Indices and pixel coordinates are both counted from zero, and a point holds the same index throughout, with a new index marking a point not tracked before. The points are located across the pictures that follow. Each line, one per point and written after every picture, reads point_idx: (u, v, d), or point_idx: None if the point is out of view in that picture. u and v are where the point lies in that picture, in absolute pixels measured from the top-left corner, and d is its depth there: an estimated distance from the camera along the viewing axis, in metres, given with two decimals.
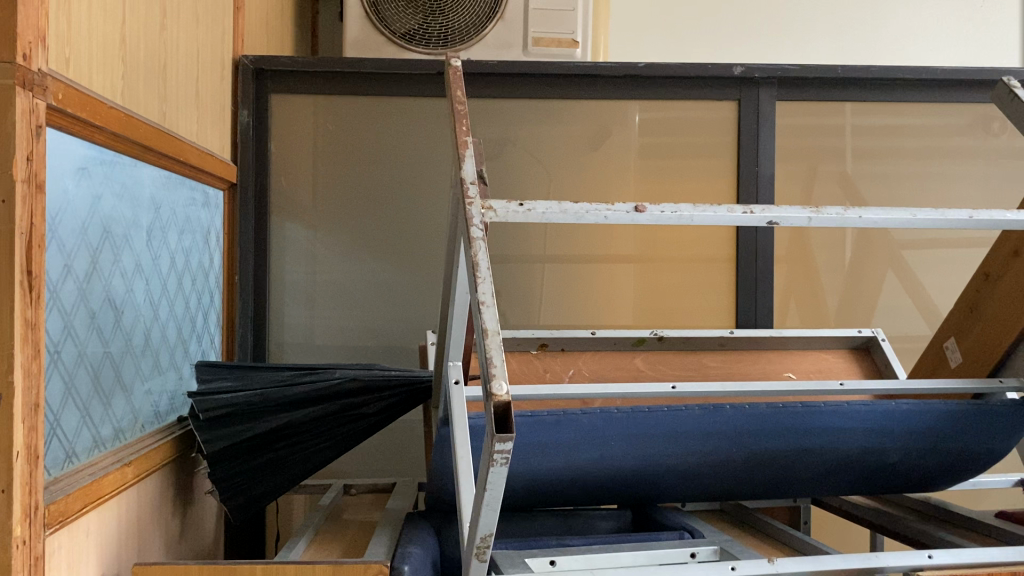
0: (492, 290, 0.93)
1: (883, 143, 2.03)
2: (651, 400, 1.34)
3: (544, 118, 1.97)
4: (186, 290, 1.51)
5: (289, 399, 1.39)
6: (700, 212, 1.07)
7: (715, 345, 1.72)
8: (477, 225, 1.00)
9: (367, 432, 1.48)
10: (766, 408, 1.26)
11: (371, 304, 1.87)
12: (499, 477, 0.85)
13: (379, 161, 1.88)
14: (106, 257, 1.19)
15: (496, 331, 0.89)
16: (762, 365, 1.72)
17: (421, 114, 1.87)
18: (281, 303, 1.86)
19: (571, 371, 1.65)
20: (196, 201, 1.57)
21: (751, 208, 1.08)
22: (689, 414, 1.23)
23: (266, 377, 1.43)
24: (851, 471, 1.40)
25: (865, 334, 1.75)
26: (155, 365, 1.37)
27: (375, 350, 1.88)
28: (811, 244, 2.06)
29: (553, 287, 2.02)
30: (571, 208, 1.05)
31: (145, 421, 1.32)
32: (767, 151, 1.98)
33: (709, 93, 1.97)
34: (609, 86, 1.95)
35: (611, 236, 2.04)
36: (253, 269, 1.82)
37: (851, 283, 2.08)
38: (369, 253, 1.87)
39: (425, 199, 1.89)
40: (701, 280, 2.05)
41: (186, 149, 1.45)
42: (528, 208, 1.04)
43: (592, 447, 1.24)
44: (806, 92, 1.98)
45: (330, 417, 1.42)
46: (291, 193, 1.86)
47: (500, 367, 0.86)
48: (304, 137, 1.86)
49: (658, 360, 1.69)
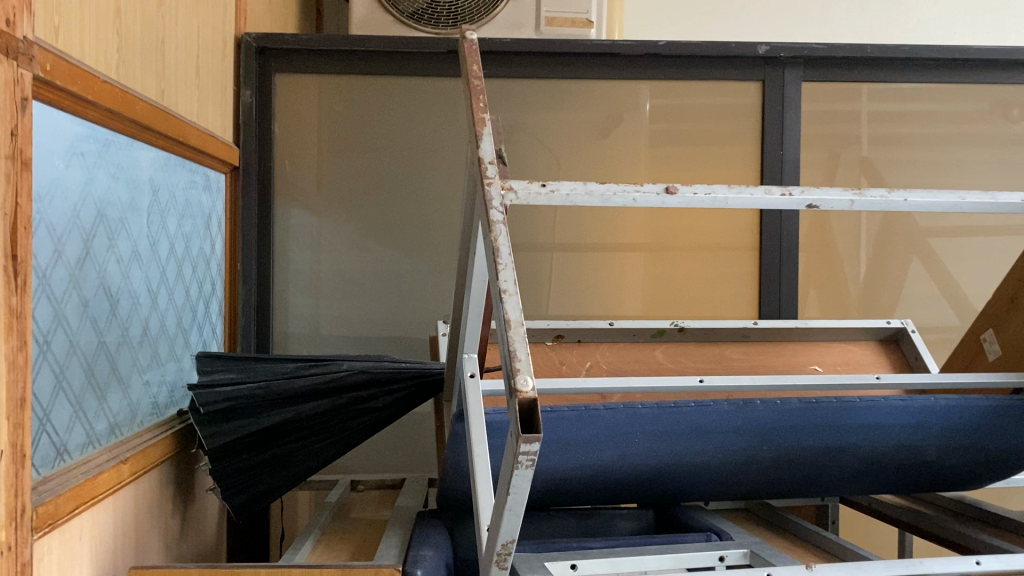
0: (515, 277, 0.86)
1: (911, 127, 1.95)
2: (677, 396, 1.27)
3: (558, 100, 1.89)
4: (186, 278, 1.44)
5: (293, 391, 1.32)
6: (735, 194, 0.99)
7: (738, 336, 1.65)
8: (497, 208, 0.93)
9: (376, 426, 1.41)
10: (799, 404, 1.19)
11: (378, 293, 1.81)
12: (524, 480, 0.78)
13: (387, 145, 1.81)
14: (100, 241, 1.11)
15: (520, 322, 0.82)
16: (787, 358, 1.65)
17: (430, 95, 1.80)
18: (286, 292, 1.79)
19: (588, 364, 1.57)
20: (196, 183, 1.49)
21: (790, 190, 1.01)
22: (718, 409, 1.17)
23: (270, 368, 1.36)
24: (886, 470, 1.33)
25: (894, 325, 1.68)
26: (153, 357, 1.30)
27: (383, 340, 1.81)
28: (834, 232, 1.99)
29: (568, 276, 1.95)
30: (597, 190, 0.97)
31: (141, 415, 1.25)
32: (791, 135, 1.90)
33: (731, 73, 1.89)
34: (627, 66, 1.87)
35: (628, 223, 1.96)
36: (256, 258, 1.74)
37: (876, 272, 2.01)
38: (376, 240, 1.80)
39: (435, 184, 1.81)
40: (720, 269, 1.98)
41: (186, 128, 1.37)
42: (550, 189, 0.97)
43: (615, 446, 1.18)
44: (832, 72, 1.90)
45: (335, 410, 1.35)
46: (296, 177, 1.79)
47: (525, 361, 0.78)
48: (310, 118, 1.79)
49: (679, 353, 1.61)
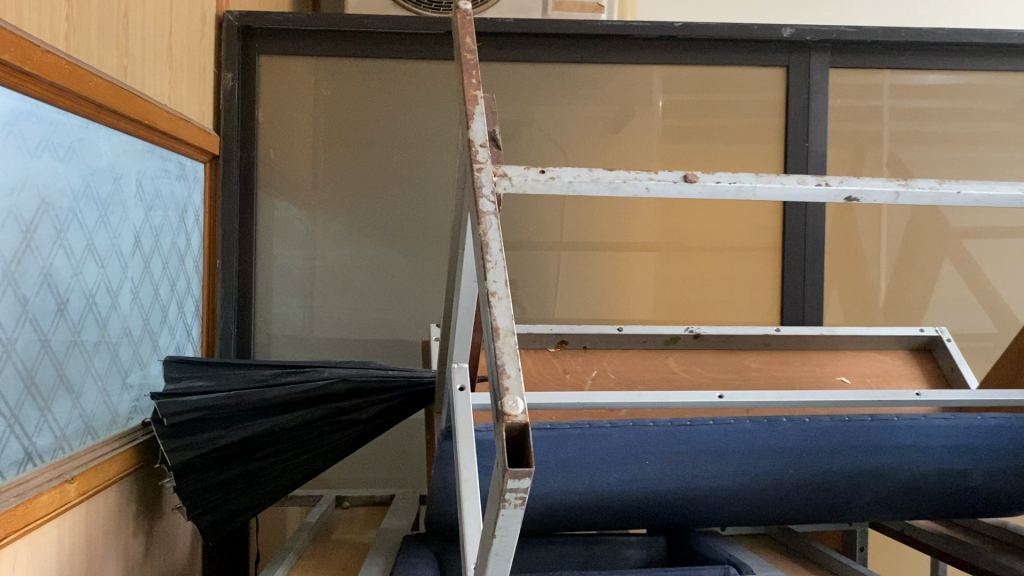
0: (506, 278, 0.73)
1: (945, 118, 1.82)
2: (692, 412, 1.15)
3: (567, 87, 1.76)
4: (155, 275, 1.31)
5: (268, 402, 1.19)
6: (763, 184, 0.86)
7: (758, 344, 1.51)
8: (488, 197, 0.80)
9: (361, 441, 1.28)
10: (830, 422, 1.08)
11: (369, 293, 1.68)
12: (512, 521, 0.65)
13: (380, 132, 1.68)
14: (45, 232, 1.00)
15: (511, 331, 0.69)
16: (811, 368, 1.51)
17: (428, 80, 1.67)
18: (270, 291, 1.66)
19: (594, 373, 1.44)
20: (170, 172, 1.37)
21: (826, 180, 0.88)
22: (741, 428, 1.06)
23: (243, 375, 1.24)
24: (926, 498, 1.19)
25: (928, 333, 1.54)
26: (113, 361, 1.17)
27: (374, 344, 1.68)
28: (861, 232, 1.85)
29: (575, 277, 1.82)
30: (604, 177, 0.84)
31: (97, 426, 1.13)
32: (817, 126, 1.77)
33: (753, 59, 1.76)
34: (640, 51, 1.74)
35: (640, 221, 1.83)
36: (238, 254, 1.62)
37: (906, 275, 1.87)
38: (367, 236, 1.68)
39: (431, 176, 1.69)
40: (738, 270, 1.85)
41: (154, 110, 1.25)
42: (550, 176, 0.84)
43: (623, 469, 1.05)
44: (862, 58, 1.77)
45: (316, 422, 1.23)
46: (281, 168, 1.67)
47: (515, 379, 0.65)
48: (297, 102, 1.66)
49: (693, 361, 1.49)
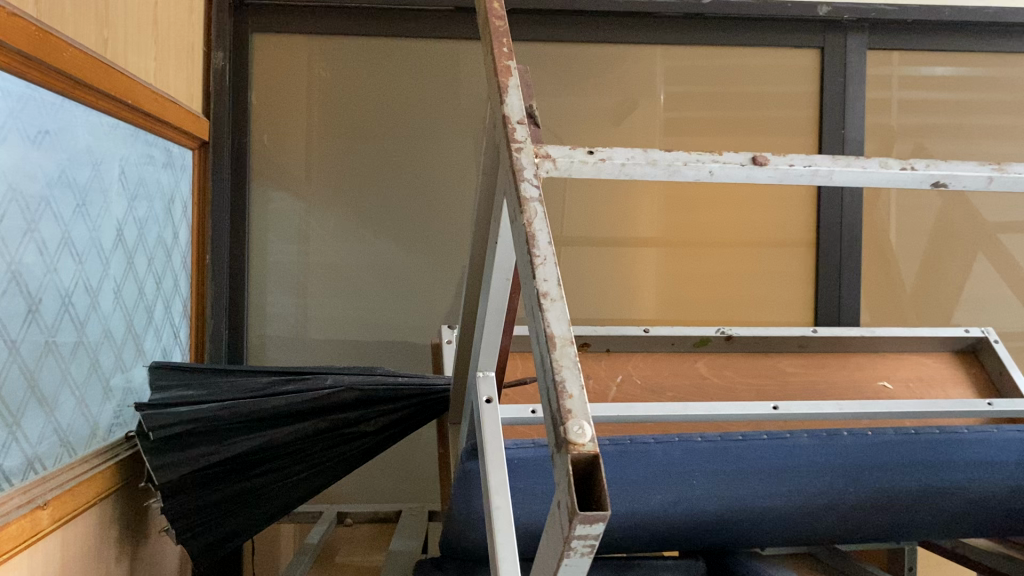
0: (557, 276, 0.61)
1: (984, 103, 1.73)
2: (739, 426, 1.04)
3: (585, 70, 1.65)
4: (139, 272, 1.19)
5: (267, 413, 1.07)
6: (842, 167, 0.75)
7: (794, 347, 1.41)
8: (531, 181, 0.68)
9: (368, 455, 1.15)
10: (895, 434, 1.01)
11: (373, 292, 1.56)
12: (575, 572, 0.53)
13: (381, 118, 1.56)
14: (13, 224, 0.88)
15: (570, 341, 0.57)
16: (850, 373, 1.40)
17: (433, 61, 1.56)
18: (263, 290, 1.54)
19: (619, 379, 1.32)
20: (156, 159, 1.25)
21: (913, 163, 0.77)
22: (798, 443, 0.98)
23: (238, 383, 1.12)
24: (996, 528, 1.07)
25: (974, 333, 1.44)
26: (93, 368, 1.05)
27: (375, 346, 1.56)
28: (892, 225, 1.75)
29: (588, 274, 1.70)
30: (661, 159, 0.73)
31: (74, 441, 1.01)
32: (854, 112, 1.67)
33: (785, 39, 1.67)
34: (665, 32, 1.65)
35: (658, 214, 1.72)
36: (228, 249, 1.50)
37: (938, 272, 1.77)
38: (370, 230, 1.56)
39: (439, 166, 1.57)
40: (762, 267, 1.74)
41: (140, 89, 1.13)
42: (600, 158, 0.72)
43: (668, 491, 0.93)
44: (901, 39, 1.68)
45: (319, 436, 1.11)
46: (276, 156, 1.54)
47: (577, 401, 0.54)
48: (294, 84, 1.54)
49: (725, 365, 1.37)
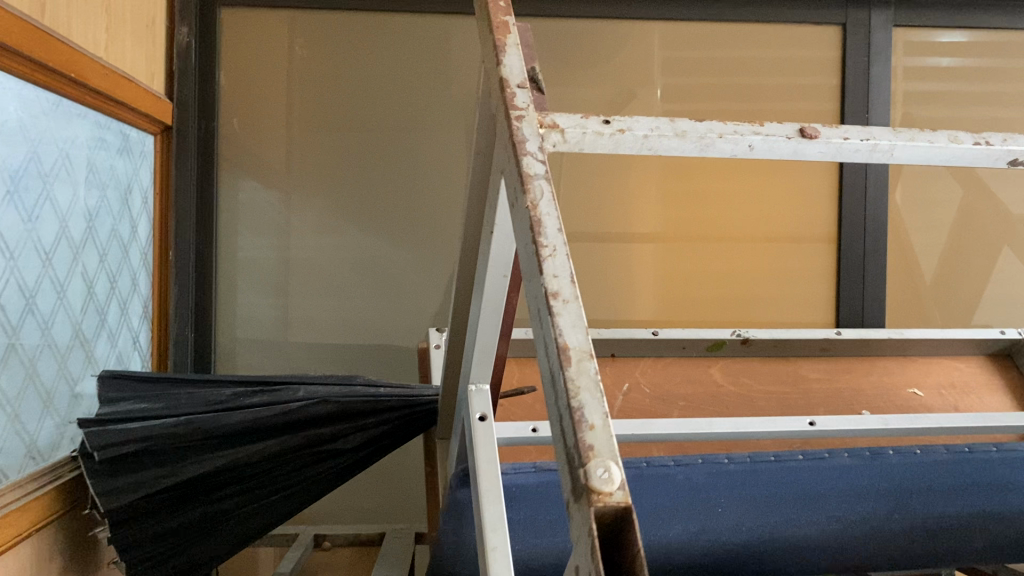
0: (571, 273, 0.48)
1: (1012, 83, 1.62)
2: (767, 445, 0.92)
3: (587, 49, 1.53)
4: (89, 270, 1.06)
5: (229, 430, 0.94)
6: (905, 143, 0.63)
7: (815, 350, 1.29)
8: (535, 156, 0.55)
9: (347, 475, 1.02)
10: (947, 454, 0.85)
11: (356, 291, 1.43)
12: None
13: (368, 105, 1.42)
14: None
15: (589, 355, 0.45)
16: (878, 379, 1.27)
17: (419, 39, 1.43)
18: (233, 290, 1.41)
19: (626, 387, 1.20)
20: (110, 144, 1.12)
21: (987, 137, 0.63)
22: (840, 464, 0.83)
23: (198, 395, 1.00)
24: None
25: (1010, 335, 1.32)
26: (30, 378, 0.92)
27: (359, 350, 1.44)
28: (912, 220, 1.63)
29: (586, 270, 1.57)
30: (691, 130, 0.60)
31: (5, 465, 0.88)
32: (878, 94, 1.55)
33: (804, 14, 1.55)
34: (674, 13, 1.54)
35: (664, 208, 1.59)
36: (195, 244, 1.37)
37: (961, 268, 1.65)
38: (353, 223, 1.43)
39: (427, 154, 1.44)
40: (774, 263, 1.61)
41: (86, 64, 1.00)
42: (618, 128, 0.60)
43: (689, 521, 0.81)
44: (927, 14, 1.57)
45: (290, 455, 0.98)
46: (248, 143, 1.41)
47: (601, 434, 0.41)
48: (270, 68, 1.41)
49: (741, 371, 1.25)
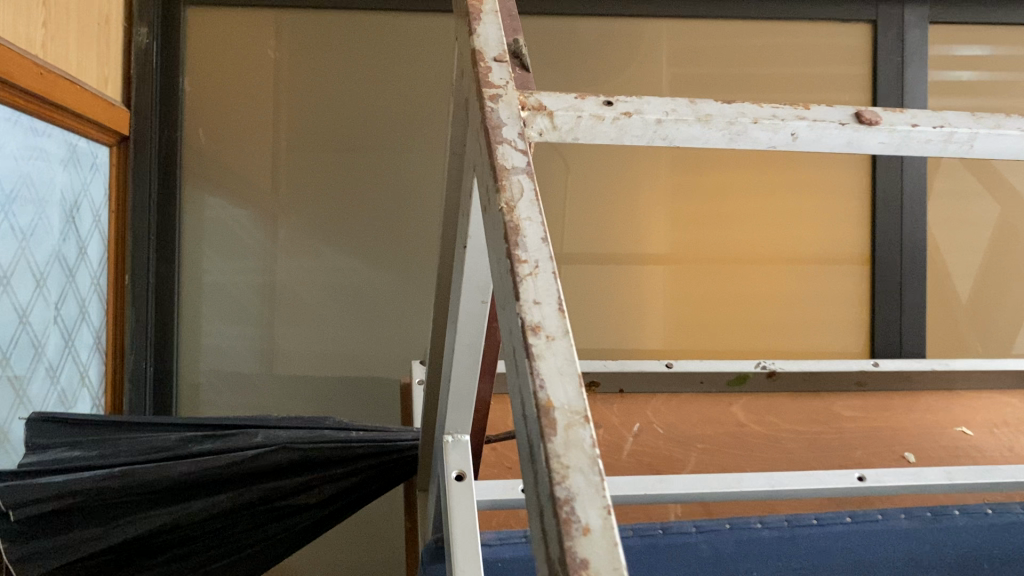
0: (558, 301, 0.33)
1: None
2: (805, 504, 0.77)
3: (592, 52, 1.41)
4: (20, 297, 0.95)
5: (170, 484, 0.81)
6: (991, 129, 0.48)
7: (851, 385, 1.16)
8: (515, 143, 0.39)
9: (314, 532, 0.88)
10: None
11: (331, 317, 1.31)
12: None
13: (350, 112, 1.29)
14: None
15: (583, 419, 0.30)
16: (921, 417, 1.12)
17: (406, 40, 1.29)
18: (199, 318, 1.29)
19: (636, 428, 1.05)
20: (49, 155, 1.01)
21: None
22: (895, 528, 0.70)
23: (140, 440, 0.86)
24: None
25: None
26: None
27: (338, 385, 1.31)
28: (948, 240, 1.48)
29: (590, 295, 1.44)
30: (717, 114, 0.46)
31: None
32: (913, 98, 1.42)
33: (831, 12, 1.42)
34: (687, 15, 1.41)
35: (676, 225, 1.46)
36: (155, 268, 1.26)
37: (1000, 291, 1.50)
38: (328, 242, 1.30)
39: (414, 165, 1.30)
40: (796, 286, 1.47)
41: (13, 61, 0.89)
42: (623, 111, 0.45)
43: None
44: (964, 11, 1.43)
45: (244, 511, 0.84)
46: (214, 155, 1.28)
47: (601, 548, 0.27)
48: (250, 75, 1.29)
49: (766, 409, 1.11)
